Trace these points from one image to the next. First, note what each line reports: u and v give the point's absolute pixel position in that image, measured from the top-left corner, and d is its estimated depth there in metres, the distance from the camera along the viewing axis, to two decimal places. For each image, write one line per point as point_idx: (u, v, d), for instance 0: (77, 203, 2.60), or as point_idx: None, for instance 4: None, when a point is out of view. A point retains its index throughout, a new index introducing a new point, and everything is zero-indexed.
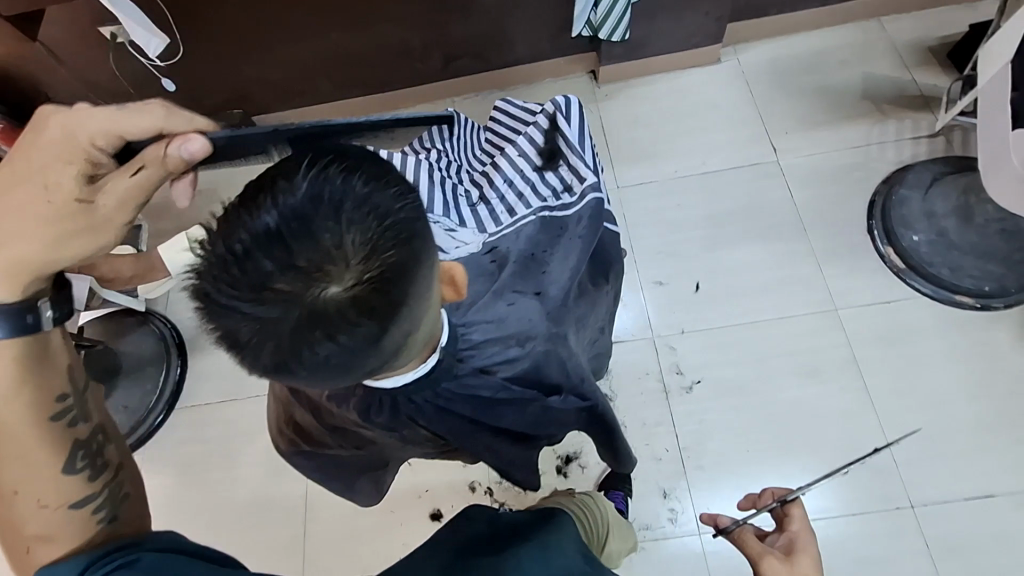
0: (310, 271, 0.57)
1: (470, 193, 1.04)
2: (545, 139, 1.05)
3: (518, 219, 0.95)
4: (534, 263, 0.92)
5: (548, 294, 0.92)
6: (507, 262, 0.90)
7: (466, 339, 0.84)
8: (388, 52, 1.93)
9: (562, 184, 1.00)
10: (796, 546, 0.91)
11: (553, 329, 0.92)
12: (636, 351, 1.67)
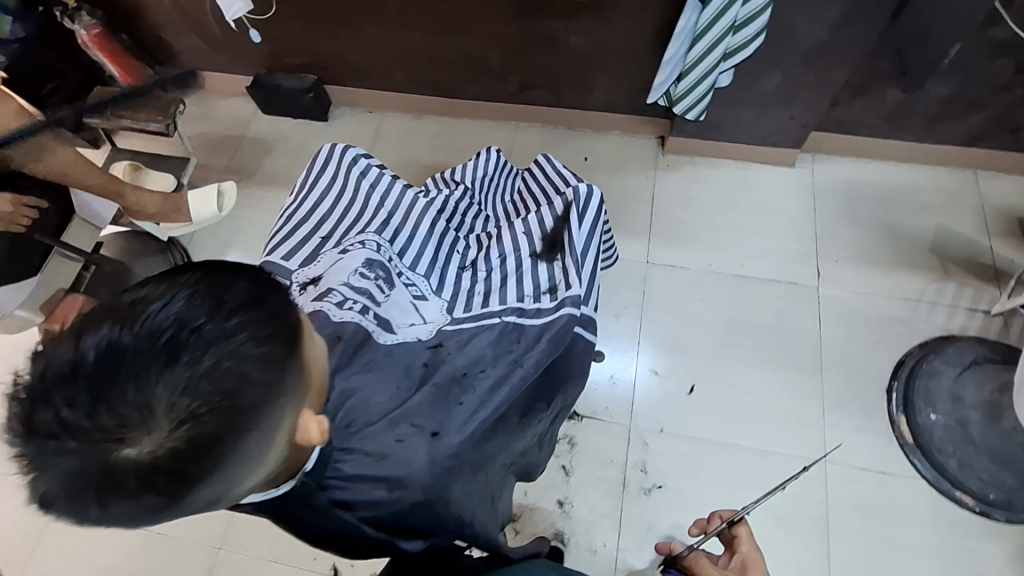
0: (134, 422, 0.62)
1: (470, 259, 1.18)
2: (554, 232, 1.15)
3: (486, 311, 1.07)
4: (462, 380, 0.98)
5: (443, 438, 0.93)
6: (449, 358, 1.00)
7: (338, 468, 0.87)
8: (465, 63, 1.92)
9: (549, 282, 1.09)
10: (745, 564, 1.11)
11: (432, 480, 0.91)
12: (606, 435, 1.62)
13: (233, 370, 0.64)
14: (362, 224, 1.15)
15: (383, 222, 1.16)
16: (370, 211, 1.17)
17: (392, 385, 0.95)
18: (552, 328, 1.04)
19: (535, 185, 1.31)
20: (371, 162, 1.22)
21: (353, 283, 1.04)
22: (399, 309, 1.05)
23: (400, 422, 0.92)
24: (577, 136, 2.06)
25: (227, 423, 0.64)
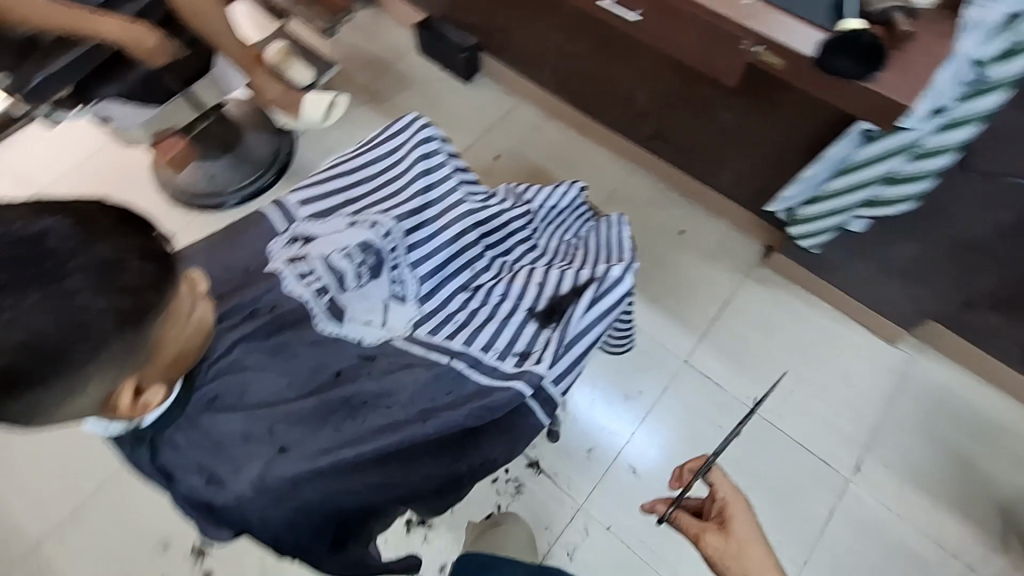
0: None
1: (474, 283, 1.12)
2: (563, 302, 1.05)
3: (440, 347, 1.03)
4: (357, 406, 0.96)
5: (291, 453, 0.91)
6: (359, 378, 0.98)
7: (175, 441, 0.90)
8: (609, 91, 1.80)
9: (525, 347, 1.03)
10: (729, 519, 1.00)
11: (257, 490, 0.89)
12: (552, 503, 1.56)
13: (61, 326, 0.67)
14: (391, 202, 1.12)
15: (413, 207, 1.12)
16: (408, 192, 1.13)
17: (277, 378, 0.96)
18: (490, 396, 0.98)
19: (591, 240, 1.22)
20: (439, 146, 1.16)
21: (333, 261, 1.02)
22: (355, 308, 1.04)
23: (260, 420, 0.92)
24: (684, 206, 1.92)
25: (31, 371, 0.67)
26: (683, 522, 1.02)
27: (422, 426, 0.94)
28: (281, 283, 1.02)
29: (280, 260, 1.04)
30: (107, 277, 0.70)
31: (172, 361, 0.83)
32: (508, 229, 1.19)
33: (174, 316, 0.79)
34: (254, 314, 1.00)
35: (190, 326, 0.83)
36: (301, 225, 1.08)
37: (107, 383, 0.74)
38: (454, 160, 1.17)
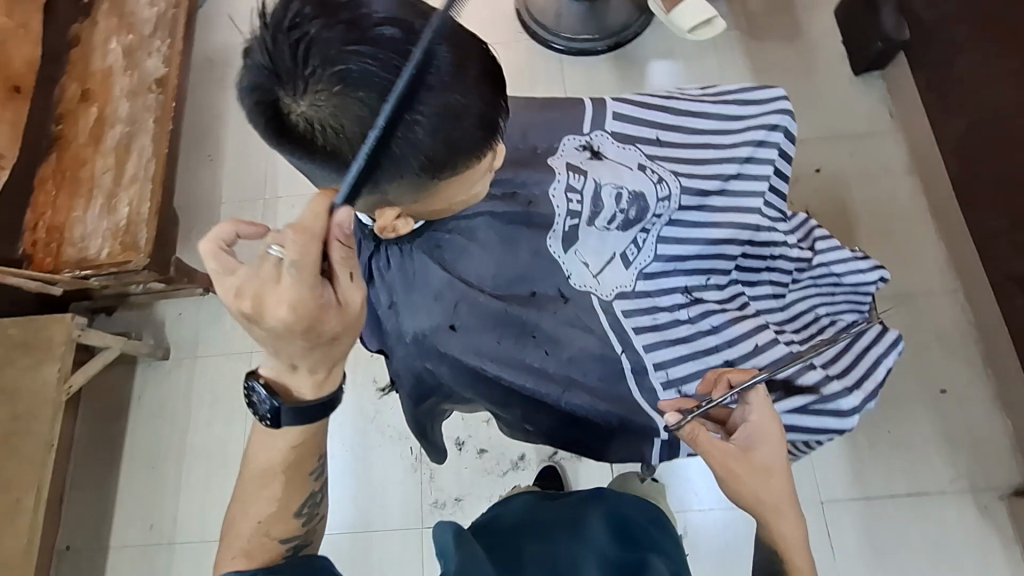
0: (312, 68, 0.45)
1: (698, 294, 0.79)
2: (771, 383, 0.74)
3: (625, 334, 0.69)
4: (527, 332, 0.66)
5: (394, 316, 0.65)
6: (546, 312, 0.67)
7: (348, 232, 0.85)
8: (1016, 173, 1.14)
9: (695, 393, 0.72)
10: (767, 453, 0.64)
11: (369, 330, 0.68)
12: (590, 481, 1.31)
13: (391, 153, 0.47)
14: (676, 143, 0.78)
15: (693, 161, 0.78)
16: (693, 137, 0.79)
17: (502, 259, 0.65)
18: (631, 427, 0.70)
19: (845, 343, 0.90)
20: (779, 127, 0.82)
21: (600, 190, 0.68)
22: (589, 248, 0.69)
23: (451, 289, 0.63)
24: (964, 365, 1.28)
25: (349, 165, 0.48)
26: (708, 446, 0.62)
27: (554, 389, 0.66)
28: (550, 181, 0.67)
29: (567, 161, 0.69)
30: (455, 128, 0.48)
31: (436, 209, 0.57)
32: (772, 266, 0.89)
33: (465, 181, 0.55)
34: (507, 197, 0.65)
35: (462, 199, 0.58)
36: (602, 137, 0.73)
37: (363, 205, 0.54)
38: (783, 152, 0.83)
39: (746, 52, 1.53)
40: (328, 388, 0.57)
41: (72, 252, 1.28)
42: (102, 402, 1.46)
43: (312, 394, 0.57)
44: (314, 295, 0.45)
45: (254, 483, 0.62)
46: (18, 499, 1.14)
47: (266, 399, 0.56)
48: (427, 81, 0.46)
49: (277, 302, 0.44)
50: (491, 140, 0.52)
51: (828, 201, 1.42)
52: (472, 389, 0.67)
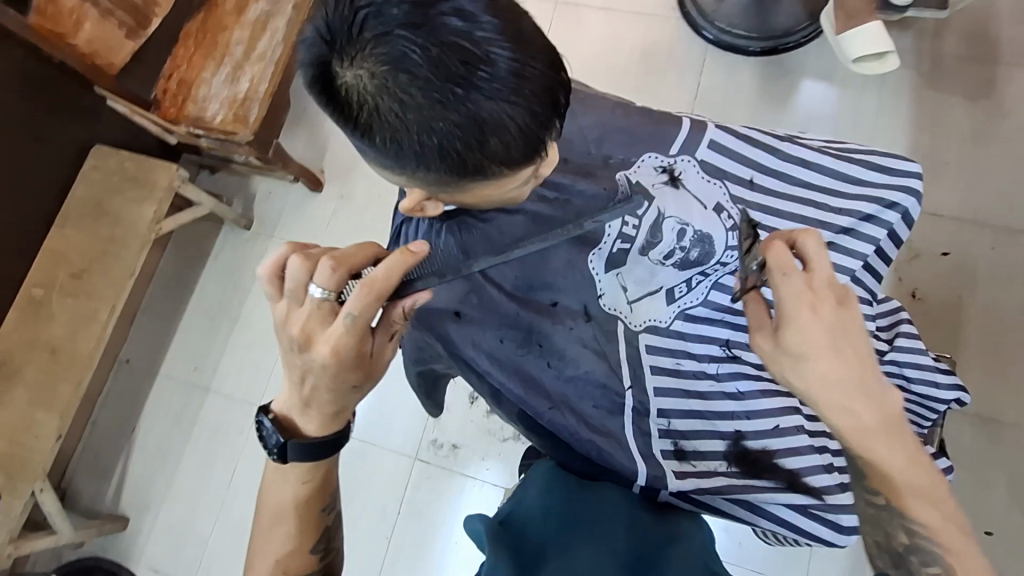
0: (365, 44, 0.44)
1: (739, 351, 0.70)
2: (776, 469, 0.69)
3: (637, 370, 0.68)
4: (532, 340, 0.67)
5: None
6: (560, 325, 0.67)
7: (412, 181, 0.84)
8: None
9: (688, 453, 0.69)
10: (850, 302, 0.55)
11: None
12: None
13: (425, 147, 0.47)
14: (774, 190, 0.71)
15: (782, 215, 0.71)
16: (794, 187, 0.71)
17: (530, 261, 0.66)
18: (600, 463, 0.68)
19: None
20: (899, 206, 0.72)
21: (660, 222, 0.68)
22: (632, 274, 0.68)
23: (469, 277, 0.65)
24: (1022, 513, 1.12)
25: (383, 148, 0.48)
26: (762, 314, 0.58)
27: (542, 403, 0.67)
28: (609, 199, 0.67)
29: (638, 180, 0.69)
30: (495, 140, 0.47)
31: (470, 200, 0.57)
32: None
33: (499, 184, 0.54)
34: (558, 203, 0.67)
35: (495, 197, 0.57)
36: (687, 163, 0.70)
37: (394, 180, 0.53)
38: (895, 233, 0.74)
39: (917, 97, 1.32)
40: (332, 426, 0.62)
41: (193, 110, 1.38)
42: (188, 247, 1.61)
43: (318, 431, 0.62)
44: (357, 341, 0.54)
45: (269, 524, 0.65)
46: (94, 310, 1.28)
47: (272, 434, 0.61)
48: (477, 83, 0.44)
49: (324, 340, 0.53)
50: (533, 152, 0.51)
51: (945, 289, 1.24)
52: (468, 378, 0.70)
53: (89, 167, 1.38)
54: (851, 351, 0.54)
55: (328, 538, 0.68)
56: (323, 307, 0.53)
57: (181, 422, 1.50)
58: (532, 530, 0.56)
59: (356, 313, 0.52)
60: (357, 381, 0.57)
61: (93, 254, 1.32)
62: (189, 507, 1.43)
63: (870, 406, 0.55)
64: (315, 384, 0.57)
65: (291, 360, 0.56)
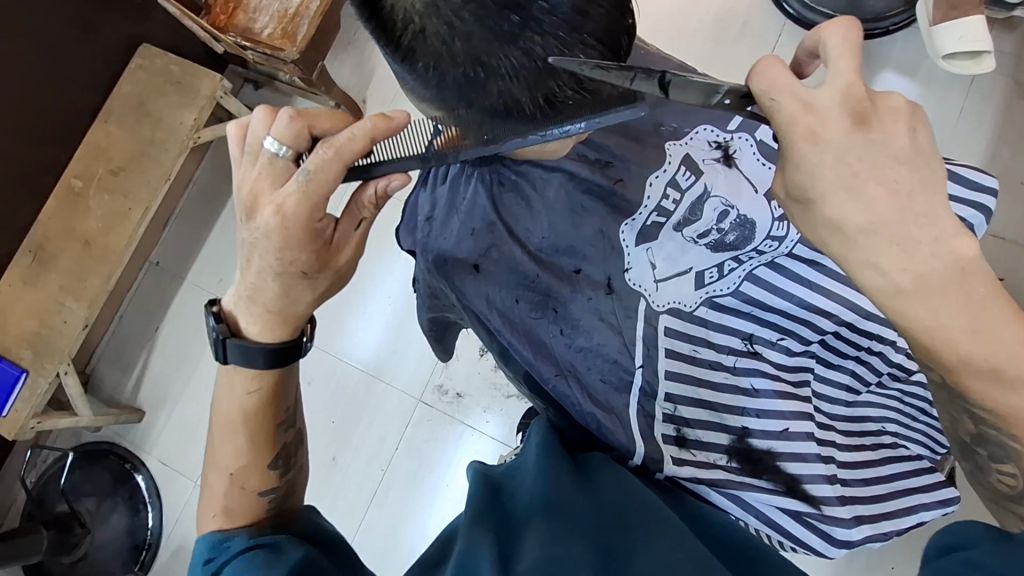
0: None
1: (760, 348, 0.69)
2: (777, 472, 0.67)
3: (652, 350, 0.65)
4: (548, 304, 0.65)
5: (434, 222, 0.65)
6: (579, 293, 0.65)
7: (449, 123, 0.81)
8: None
9: (691, 441, 0.67)
10: (874, 115, 0.41)
11: (407, 224, 0.68)
12: None
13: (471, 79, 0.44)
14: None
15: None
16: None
17: (560, 223, 0.64)
18: (601, 438, 0.67)
19: (891, 475, 0.79)
20: (965, 222, 0.68)
21: (703, 200, 0.65)
22: (664, 251, 0.65)
23: (493, 232, 0.64)
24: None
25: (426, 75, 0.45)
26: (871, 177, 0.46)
27: (549, 369, 0.66)
28: (653, 168, 0.65)
29: (688, 154, 0.65)
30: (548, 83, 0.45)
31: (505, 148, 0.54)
32: (864, 359, 0.78)
33: (538, 130, 0.52)
34: (597, 164, 0.64)
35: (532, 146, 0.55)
36: (745, 141, 0.66)
37: (429, 111, 0.51)
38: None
39: (1005, 108, 1.21)
40: (277, 335, 0.59)
41: (242, 20, 1.36)
42: (225, 158, 1.62)
43: (269, 338, 0.60)
44: (307, 206, 0.50)
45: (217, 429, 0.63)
46: (128, 209, 1.30)
47: (213, 330, 0.60)
48: (535, 16, 0.40)
49: (270, 200, 0.51)
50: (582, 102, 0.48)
51: None
52: (479, 334, 0.69)
53: (135, 65, 1.37)
54: (878, 181, 0.41)
55: (288, 457, 0.66)
56: (278, 165, 0.52)
57: (200, 330, 1.54)
58: (524, 514, 0.55)
59: (310, 166, 0.49)
60: (307, 267, 0.54)
61: (131, 154, 1.33)
62: (202, 406, 1.50)
63: (917, 251, 0.41)
64: (261, 267, 0.54)
65: (243, 231, 0.54)
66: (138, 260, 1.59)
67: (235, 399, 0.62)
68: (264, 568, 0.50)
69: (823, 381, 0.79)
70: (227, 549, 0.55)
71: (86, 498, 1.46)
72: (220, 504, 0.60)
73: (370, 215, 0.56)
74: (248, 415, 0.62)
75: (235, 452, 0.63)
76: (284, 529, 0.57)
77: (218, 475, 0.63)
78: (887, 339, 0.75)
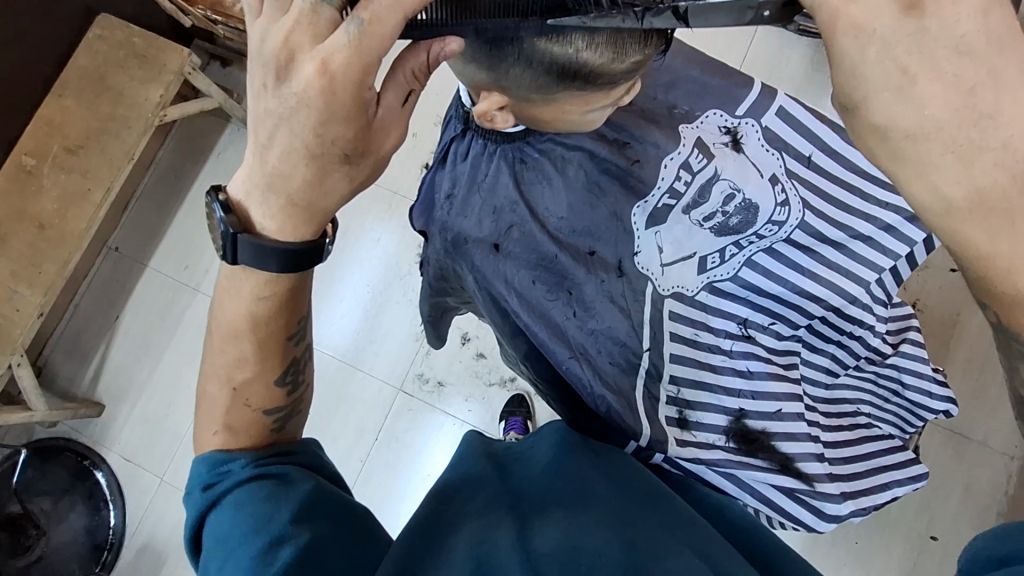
0: None
1: (754, 332, 0.71)
2: (772, 451, 0.69)
3: (657, 332, 0.66)
4: (563, 285, 0.64)
5: (452, 199, 0.63)
6: (593, 275, 0.64)
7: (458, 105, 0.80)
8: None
9: (691, 423, 0.68)
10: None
11: (420, 205, 0.66)
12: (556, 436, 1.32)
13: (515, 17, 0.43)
14: (830, 173, 0.68)
15: (835, 201, 0.69)
16: (850, 175, 0.68)
17: (578, 203, 0.64)
18: (609, 422, 0.66)
19: (868, 453, 0.82)
20: None
21: (711, 183, 0.66)
22: (671, 235, 0.66)
23: (512, 212, 0.63)
24: (969, 523, 1.12)
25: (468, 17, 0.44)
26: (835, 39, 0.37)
27: (563, 350, 0.63)
28: (668, 150, 0.65)
29: (700, 137, 0.66)
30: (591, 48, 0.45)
31: (543, 117, 0.55)
32: (844, 343, 0.81)
33: (586, 99, 0.52)
34: (616, 144, 0.65)
35: (572, 118, 0.55)
36: (751, 127, 0.67)
37: (472, 76, 0.51)
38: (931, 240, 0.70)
39: None
40: (290, 235, 0.51)
41: None
42: (190, 140, 1.54)
43: (292, 238, 0.51)
44: (358, 68, 0.41)
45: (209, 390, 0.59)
46: (87, 190, 1.22)
47: (221, 222, 0.50)
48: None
49: (311, 55, 0.41)
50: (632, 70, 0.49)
51: (952, 300, 1.19)
52: (491, 315, 0.67)
53: (94, 35, 1.29)
54: (930, 73, 0.32)
55: (297, 371, 0.61)
56: (321, 13, 0.41)
57: (165, 320, 1.47)
58: (536, 495, 0.56)
59: (364, 15, 0.39)
60: (350, 150, 0.45)
61: (90, 130, 1.25)
62: (170, 398, 1.43)
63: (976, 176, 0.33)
64: (289, 145, 0.45)
65: (265, 99, 0.43)
66: (97, 245, 1.50)
67: (243, 304, 0.55)
68: (274, 503, 0.50)
69: (811, 364, 0.82)
70: (227, 472, 0.53)
71: (40, 498, 1.36)
72: (222, 420, 0.57)
73: (424, 81, 0.46)
74: (259, 323, 0.56)
75: (238, 360, 0.57)
76: (284, 457, 0.55)
77: (218, 384, 0.58)
78: (867, 324, 0.78)
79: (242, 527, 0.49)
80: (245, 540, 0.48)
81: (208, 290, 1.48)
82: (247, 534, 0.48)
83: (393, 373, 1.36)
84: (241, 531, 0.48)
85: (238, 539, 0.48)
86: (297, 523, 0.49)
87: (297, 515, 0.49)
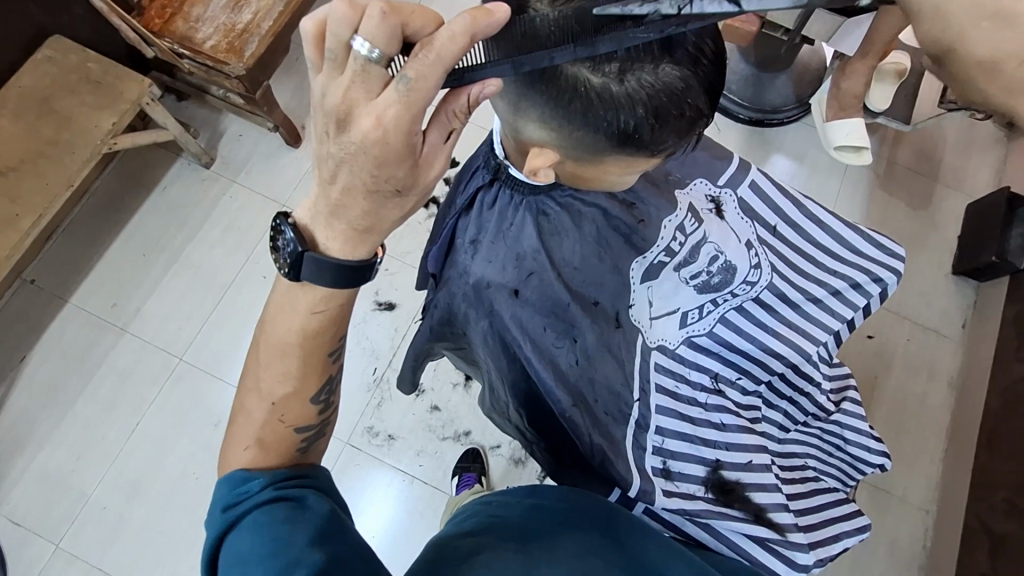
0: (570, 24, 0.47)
1: (723, 386, 0.76)
2: (746, 501, 0.72)
3: (647, 383, 0.69)
4: (570, 332, 0.65)
5: (477, 242, 0.64)
6: (598, 325, 0.66)
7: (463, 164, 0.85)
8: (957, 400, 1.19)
9: (674, 473, 0.70)
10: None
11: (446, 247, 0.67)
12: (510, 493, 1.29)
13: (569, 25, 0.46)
14: (791, 243, 0.76)
15: (796, 267, 0.76)
16: (806, 244, 0.77)
17: (588, 256, 0.67)
18: (601, 471, 0.67)
19: (821, 505, 0.87)
20: (882, 283, 0.77)
21: (698, 245, 0.72)
22: (661, 290, 0.70)
23: (534, 259, 0.64)
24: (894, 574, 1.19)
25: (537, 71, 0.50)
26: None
27: (566, 398, 0.64)
28: (667, 213, 0.71)
29: (691, 203, 0.73)
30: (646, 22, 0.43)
31: (585, 174, 0.61)
32: (795, 399, 0.88)
33: (628, 163, 0.58)
34: (624, 204, 0.69)
35: (611, 178, 0.61)
36: (730, 197, 0.75)
37: (531, 133, 0.56)
38: (870, 306, 0.78)
39: (871, 191, 1.41)
40: (358, 252, 0.51)
41: (181, 28, 1.29)
42: (132, 172, 1.46)
43: (341, 253, 0.51)
44: (409, 118, 0.40)
45: None
46: (14, 215, 1.12)
47: (289, 243, 0.50)
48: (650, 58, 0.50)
49: (368, 109, 0.40)
50: (681, 132, 0.57)
51: (872, 365, 1.32)
52: (494, 359, 0.67)
53: (42, 57, 1.22)
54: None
55: (329, 393, 0.62)
56: (372, 73, 0.40)
57: (82, 362, 1.33)
58: (541, 534, 0.56)
59: (411, 74, 0.39)
60: (401, 185, 0.45)
61: (26, 152, 1.16)
62: (76, 452, 1.27)
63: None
64: (348, 184, 0.45)
65: (326, 144, 0.43)
66: (8, 277, 1.35)
67: (277, 347, 0.56)
68: (291, 527, 0.48)
69: (770, 420, 0.87)
70: (249, 493, 0.52)
71: None
72: (256, 435, 0.57)
73: (460, 124, 0.46)
74: (308, 337, 0.56)
75: (282, 375, 0.58)
76: (304, 482, 0.54)
77: (256, 400, 0.58)
78: (815, 382, 0.85)
79: (260, 548, 0.47)
80: (263, 562, 0.46)
81: (134, 330, 1.36)
82: (265, 556, 0.46)
83: (347, 422, 1.30)
84: (260, 553, 0.46)
85: (256, 561, 0.46)
86: (317, 546, 0.47)
87: (316, 539, 0.47)
